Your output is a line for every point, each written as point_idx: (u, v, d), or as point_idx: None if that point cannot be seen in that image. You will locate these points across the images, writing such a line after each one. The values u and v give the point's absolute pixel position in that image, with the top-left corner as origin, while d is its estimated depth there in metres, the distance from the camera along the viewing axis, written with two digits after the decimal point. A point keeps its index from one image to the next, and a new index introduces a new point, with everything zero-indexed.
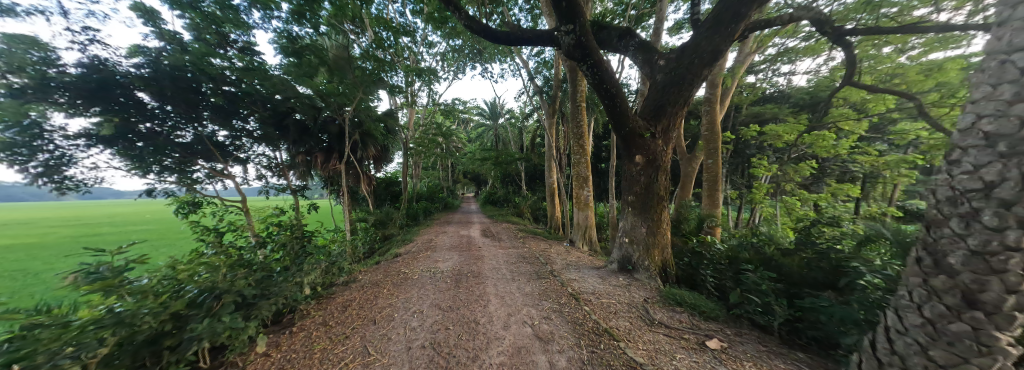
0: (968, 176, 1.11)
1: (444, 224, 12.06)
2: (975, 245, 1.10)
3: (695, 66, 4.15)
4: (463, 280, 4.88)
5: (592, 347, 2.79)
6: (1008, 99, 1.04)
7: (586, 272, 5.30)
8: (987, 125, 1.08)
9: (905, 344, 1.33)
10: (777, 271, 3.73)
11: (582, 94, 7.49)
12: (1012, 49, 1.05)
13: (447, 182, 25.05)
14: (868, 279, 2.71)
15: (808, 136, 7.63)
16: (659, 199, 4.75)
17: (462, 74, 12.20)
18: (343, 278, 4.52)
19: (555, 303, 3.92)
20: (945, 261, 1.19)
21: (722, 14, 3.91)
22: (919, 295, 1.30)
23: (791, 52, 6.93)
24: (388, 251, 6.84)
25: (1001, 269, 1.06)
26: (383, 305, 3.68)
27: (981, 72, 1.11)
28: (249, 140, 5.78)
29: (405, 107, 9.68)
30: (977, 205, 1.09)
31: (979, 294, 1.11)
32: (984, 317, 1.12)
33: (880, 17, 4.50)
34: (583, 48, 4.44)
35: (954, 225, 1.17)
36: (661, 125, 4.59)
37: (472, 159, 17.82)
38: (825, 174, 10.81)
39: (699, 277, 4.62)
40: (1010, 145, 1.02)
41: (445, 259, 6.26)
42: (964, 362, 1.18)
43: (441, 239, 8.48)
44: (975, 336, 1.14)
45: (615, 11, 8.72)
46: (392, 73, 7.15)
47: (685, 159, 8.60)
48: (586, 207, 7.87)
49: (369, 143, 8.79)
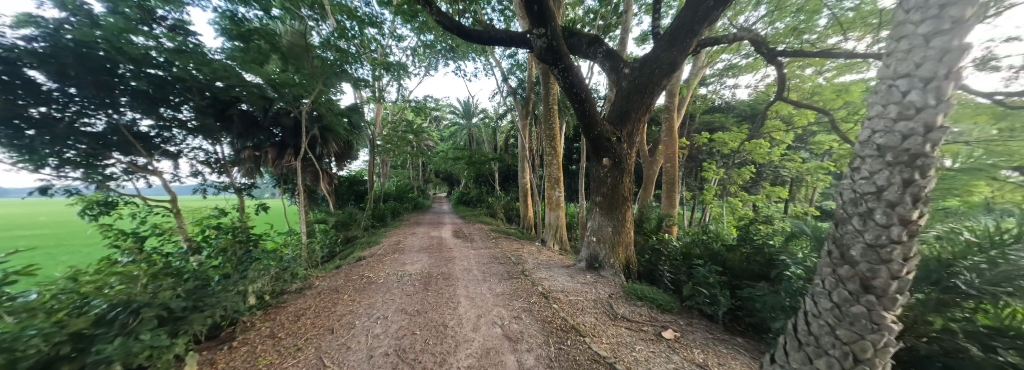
0: (865, 181, 1.32)
1: (414, 225, 11.59)
2: (870, 239, 1.31)
3: (656, 75, 4.44)
4: (432, 283, 4.73)
5: (560, 344, 2.87)
6: (893, 118, 1.25)
7: (556, 271, 5.43)
8: (879, 138, 1.29)
9: (819, 326, 1.55)
10: (723, 266, 4.14)
11: (554, 97, 7.68)
12: (896, 76, 1.26)
13: (417, 182, 24.21)
14: (794, 270, 3.10)
15: (748, 144, 8.61)
16: (624, 200, 5.00)
17: (434, 70, 11.89)
18: (298, 284, 4.16)
19: (526, 302, 3.97)
20: (849, 253, 1.39)
21: (679, 29, 4.22)
22: (828, 283, 1.52)
23: (738, 68, 7.70)
24: (352, 254, 6.43)
25: (888, 259, 1.28)
26: (342, 312, 3.44)
27: (874, 94, 1.33)
28: (182, 131, 5.09)
29: (372, 101, 9.20)
30: (871, 206, 1.30)
31: (873, 280, 1.32)
32: (876, 300, 1.34)
33: (804, 42, 5.21)
34: (554, 52, 4.55)
35: (855, 222, 1.38)
36: (626, 130, 4.84)
37: (444, 158, 17.46)
38: (762, 178, 12.19)
39: (658, 272, 4.95)
40: (895, 156, 1.23)
41: (413, 261, 6.03)
42: (861, 339, 1.40)
43: (410, 241, 8.18)
44: (869, 316, 1.36)
45: (585, 19, 9.09)
46: (358, 65, 6.76)
47: (648, 163, 9.16)
48: (557, 207, 8.08)
49: (330, 139, 8.17)
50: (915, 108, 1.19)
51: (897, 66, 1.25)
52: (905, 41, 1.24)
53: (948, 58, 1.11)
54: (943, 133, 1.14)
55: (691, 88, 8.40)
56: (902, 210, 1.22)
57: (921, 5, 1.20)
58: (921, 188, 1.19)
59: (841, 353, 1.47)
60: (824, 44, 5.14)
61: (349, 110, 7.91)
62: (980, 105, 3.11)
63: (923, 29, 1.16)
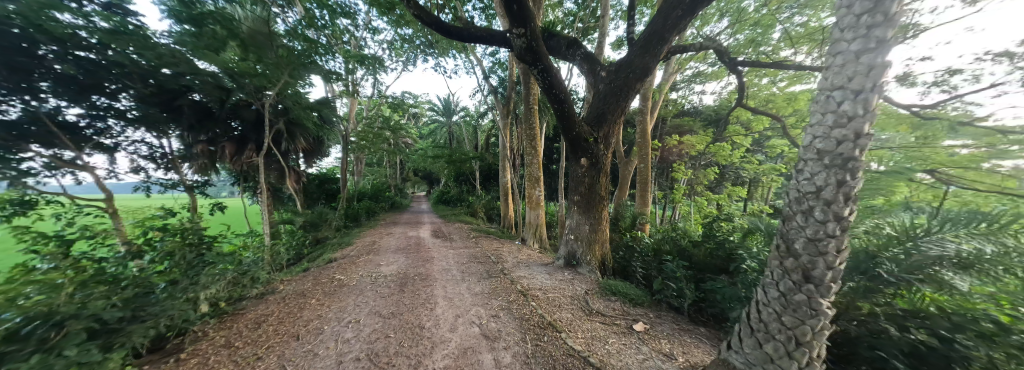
0: (806, 182, 1.47)
1: (390, 226, 11.20)
2: (811, 234, 1.46)
3: (631, 79, 4.62)
4: (409, 284, 4.60)
5: (537, 340, 2.91)
6: (830, 125, 1.40)
7: (535, 269, 5.49)
8: (818, 143, 1.43)
9: (768, 313, 1.70)
10: (689, 261, 4.40)
11: (534, 97, 7.75)
12: (831, 88, 1.41)
13: (395, 180, 23.42)
14: (750, 263, 3.38)
15: (713, 147, 9.22)
16: (601, 199, 5.15)
17: (412, 66, 11.55)
18: (260, 289, 3.87)
19: (504, 301, 3.98)
20: (792, 246, 1.55)
21: (651, 36, 4.40)
22: (775, 274, 1.67)
23: (704, 76, 8.20)
24: (322, 256, 6.11)
25: (823, 251, 1.44)
26: (310, 317, 3.26)
27: (815, 103, 1.47)
28: (120, 122, 4.56)
29: (344, 96, 8.77)
30: (812, 204, 1.45)
31: (812, 270, 1.48)
32: (814, 288, 1.49)
33: (761, 54, 5.68)
34: (534, 53, 4.60)
35: (798, 219, 1.52)
36: (603, 131, 4.99)
37: (422, 156, 17.04)
38: (725, 178, 13.09)
39: (631, 268, 5.17)
40: (832, 159, 1.38)
41: (389, 262, 5.84)
42: (802, 323, 1.56)
43: (386, 242, 7.88)
44: (809, 303, 1.52)
45: (564, 21, 9.26)
46: (329, 57, 6.42)
47: (623, 163, 9.50)
48: (537, 206, 8.18)
49: (297, 134, 7.66)
50: (847, 117, 1.34)
51: (834, 78, 1.39)
52: (839, 56, 1.39)
53: (873, 74, 1.26)
54: (867, 140, 1.30)
55: (663, 92, 8.83)
56: (836, 207, 1.37)
57: (853, 26, 1.35)
58: (852, 188, 1.35)
59: (786, 337, 1.62)
60: (777, 56, 5.62)
61: (319, 104, 7.46)
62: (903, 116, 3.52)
63: (854, 46, 1.31)
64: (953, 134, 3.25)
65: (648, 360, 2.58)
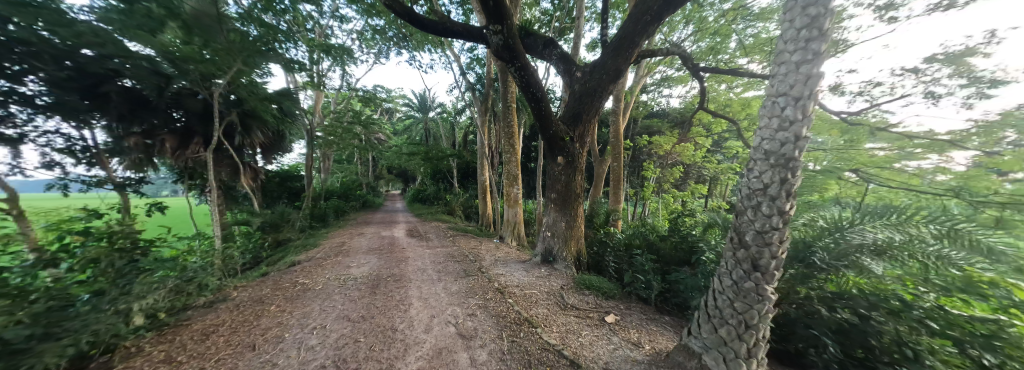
0: (755, 179, 1.62)
1: (361, 225, 10.68)
2: (760, 227, 1.61)
3: (605, 80, 4.77)
4: (381, 286, 4.41)
5: (512, 336, 2.93)
6: (775, 128, 1.54)
7: (513, 266, 5.52)
8: (766, 144, 1.57)
9: (722, 300, 1.85)
10: (657, 254, 4.66)
11: (512, 95, 7.75)
12: (776, 94, 1.56)
13: (366, 178, 22.33)
14: (709, 256, 3.66)
15: (678, 147, 9.81)
16: (576, 196, 5.27)
17: (384, 58, 11.05)
18: (208, 296, 3.51)
19: (481, 299, 3.96)
20: (744, 238, 1.69)
21: (623, 39, 4.56)
22: (728, 264, 1.82)
23: (672, 80, 8.69)
24: (285, 259, 5.68)
25: (769, 242, 1.59)
26: (269, 325, 3.02)
27: (765, 108, 1.61)
28: (27, 109, 3.89)
29: (309, 87, 8.20)
30: (759, 200, 1.60)
31: (760, 260, 1.63)
32: (761, 276, 1.65)
33: (719, 61, 6.13)
34: (511, 50, 4.60)
35: (749, 213, 1.66)
36: (578, 130, 5.11)
37: (396, 153, 16.42)
38: (689, 176, 13.99)
39: (604, 262, 5.36)
40: (776, 159, 1.53)
41: (359, 264, 5.57)
42: (751, 308, 1.71)
43: (356, 242, 7.50)
44: (756, 289, 1.68)
45: (541, 20, 9.36)
46: (290, 45, 5.95)
47: (598, 162, 9.81)
48: (515, 204, 8.20)
49: (254, 127, 6.98)
50: (789, 122, 1.49)
51: (778, 86, 1.54)
52: (783, 65, 1.53)
53: (810, 83, 1.41)
54: (802, 142, 1.46)
55: (634, 94, 9.23)
56: (780, 203, 1.52)
57: (794, 38, 1.49)
58: (792, 185, 1.50)
59: (736, 321, 1.79)
60: (734, 64, 6.10)
61: (278, 95, 6.87)
62: (834, 122, 4.05)
63: (795, 57, 1.45)
64: (873, 139, 3.73)
65: (618, 349, 2.70)
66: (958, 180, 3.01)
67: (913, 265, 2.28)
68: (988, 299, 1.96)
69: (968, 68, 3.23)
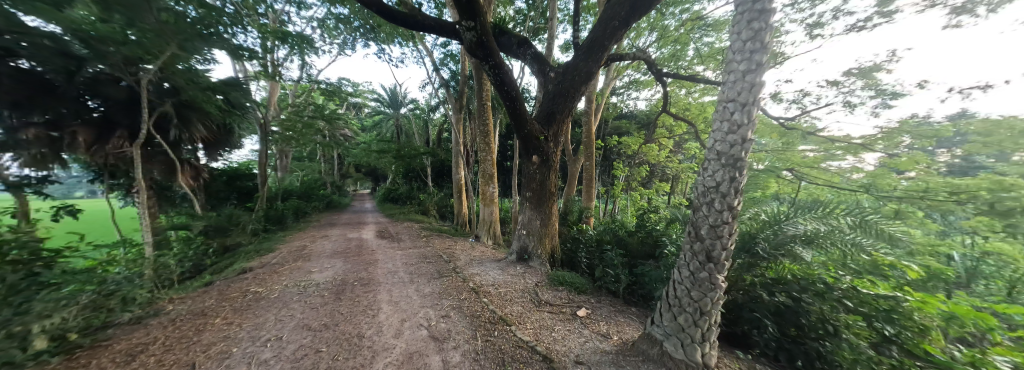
0: (708, 178, 1.76)
1: (326, 228, 10.01)
2: (713, 222, 1.75)
3: (576, 82, 4.90)
4: (347, 292, 4.16)
5: (487, 336, 2.91)
6: (725, 131, 1.68)
7: (488, 265, 5.49)
8: (717, 145, 1.71)
9: (682, 290, 2.00)
10: (625, 249, 4.89)
11: (487, 94, 7.69)
12: (725, 100, 1.70)
13: (332, 177, 20.96)
14: (671, 249, 3.92)
15: (645, 147, 10.38)
16: (551, 194, 5.35)
17: (350, 49, 10.42)
18: (135, 312, 3.05)
19: (456, 299, 3.90)
20: (699, 231, 1.83)
21: (594, 42, 4.71)
22: (686, 256, 1.96)
23: (639, 84, 9.16)
24: (235, 265, 5.16)
25: (719, 235, 1.74)
26: (214, 340, 2.72)
27: (718, 113, 1.74)
28: None
29: (262, 77, 7.49)
30: (713, 197, 1.74)
31: (713, 252, 1.78)
32: (714, 266, 1.80)
33: (680, 68, 6.60)
34: (484, 48, 4.57)
35: (705, 209, 1.80)
36: (552, 129, 5.20)
37: (365, 150, 15.61)
38: (655, 175, 14.86)
39: (576, 258, 5.52)
40: (726, 159, 1.67)
41: (323, 268, 5.22)
42: (705, 295, 1.87)
43: (320, 246, 7.01)
44: (710, 279, 1.83)
45: (515, 19, 9.39)
46: (238, 29, 5.37)
47: (572, 161, 10.08)
48: (491, 202, 8.16)
49: (193, 119, 6.19)
50: (737, 125, 1.64)
51: (728, 92, 1.68)
52: (731, 74, 1.68)
53: (755, 91, 1.55)
54: (746, 144, 1.62)
55: (605, 96, 9.60)
56: (729, 199, 1.67)
57: (741, 49, 1.63)
58: (739, 183, 1.66)
59: (694, 308, 1.94)
60: (693, 71, 6.59)
61: (226, 85, 6.15)
62: (775, 127, 4.48)
63: (741, 67, 1.59)
64: (805, 141, 4.17)
65: (589, 342, 2.80)
66: (870, 178, 3.57)
67: (835, 251, 2.65)
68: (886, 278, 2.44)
69: (876, 82, 3.77)
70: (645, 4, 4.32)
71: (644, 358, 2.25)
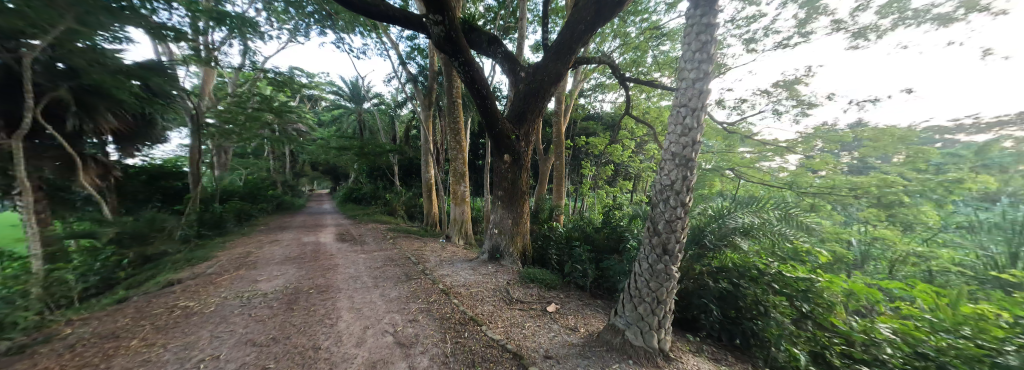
0: (664, 176, 1.87)
1: (278, 231, 9.12)
2: (668, 218, 1.87)
3: (546, 83, 4.96)
4: (301, 301, 3.80)
5: (457, 337, 2.83)
6: (678, 134, 1.80)
7: (458, 266, 5.38)
8: (672, 147, 1.83)
9: (641, 281, 2.11)
10: (592, 244, 5.09)
11: (457, 91, 7.50)
12: (679, 105, 1.81)
13: (284, 176, 19.13)
14: (633, 243, 4.16)
15: (610, 147, 10.89)
16: (522, 193, 5.36)
17: (303, 37, 9.55)
18: (15, 340, 2.47)
19: (424, 302, 3.76)
20: (657, 226, 1.94)
21: (563, 44, 4.79)
22: (646, 250, 2.06)
23: (605, 86, 9.56)
24: (160, 276, 4.47)
25: (674, 229, 1.87)
26: (129, 365, 2.31)
27: (674, 117, 1.85)
28: None
29: (194, 62, 6.56)
30: (668, 195, 1.86)
31: (670, 245, 1.90)
32: (669, 258, 1.94)
33: (640, 73, 7.00)
34: (453, 43, 4.46)
35: (661, 206, 1.91)
36: (523, 128, 5.22)
37: (322, 147, 14.47)
38: (619, 174, 15.66)
39: (547, 255, 5.62)
40: (679, 160, 1.80)
41: (273, 276, 4.73)
42: (663, 284, 2.01)
43: (269, 251, 6.35)
44: (666, 269, 1.97)
45: (485, 17, 9.28)
46: (159, 4, 4.61)
47: (543, 159, 10.24)
48: (462, 202, 7.97)
49: (99, 107, 5.20)
50: (688, 129, 1.76)
51: (681, 97, 1.79)
52: (684, 81, 1.79)
53: (703, 97, 1.68)
54: (696, 146, 1.75)
55: (573, 97, 9.89)
56: (682, 196, 1.80)
57: (691, 58, 1.75)
58: (690, 181, 1.79)
59: (652, 298, 2.07)
60: (652, 76, 7.02)
61: (144, 69, 5.28)
62: (719, 131, 4.89)
63: (692, 74, 1.71)
64: (743, 144, 4.65)
65: (558, 336, 2.85)
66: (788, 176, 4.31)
67: (766, 240, 3.00)
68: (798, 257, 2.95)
69: (797, 93, 4.30)
70: (609, 9, 4.49)
71: (608, 348, 2.36)
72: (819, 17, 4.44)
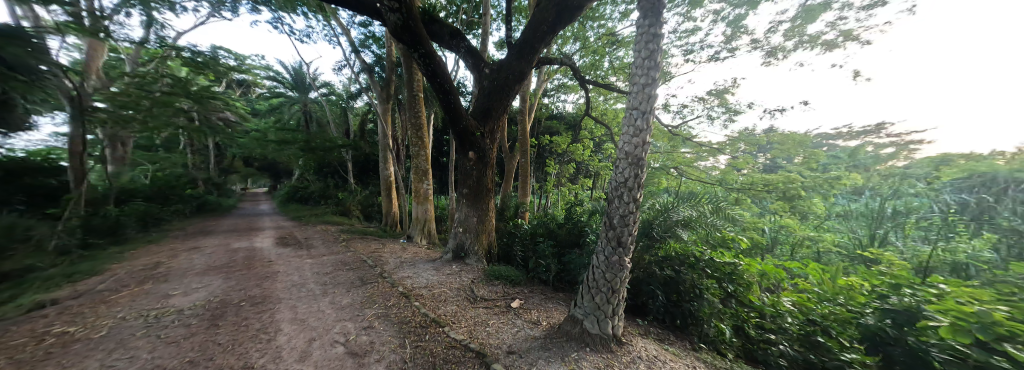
0: (619, 175, 1.96)
1: (200, 237, 7.84)
2: (622, 213, 1.98)
3: (510, 80, 4.93)
4: (228, 315, 3.29)
5: (416, 341, 2.69)
6: (631, 136, 1.89)
7: (420, 267, 5.15)
8: (626, 147, 1.93)
9: (598, 272, 2.20)
10: (555, 240, 5.22)
11: (418, 84, 7.14)
12: (632, 107, 1.91)
13: (209, 173, 16.51)
14: (592, 237, 4.36)
15: (572, 146, 11.32)
16: (488, 191, 5.28)
17: (232, 13, 8.28)
18: None
19: (381, 307, 3.52)
20: (612, 221, 2.03)
21: (526, 42, 4.79)
22: (603, 243, 2.15)
23: (566, 87, 9.88)
24: (23, 297, 3.53)
25: (626, 223, 1.98)
26: None
27: (628, 119, 1.93)
28: None
29: (74, 31, 5.27)
30: (623, 192, 1.95)
31: (624, 237, 2.01)
32: (623, 250, 2.05)
33: (599, 75, 7.37)
34: (412, 34, 4.23)
35: (617, 202, 2.00)
36: (488, 126, 5.14)
37: (259, 140, 12.77)
38: (580, 172, 16.35)
39: (512, 252, 5.65)
40: (632, 159, 1.90)
41: (192, 289, 4.04)
42: (617, 274, 2.13)
43: (187, 261, 5.41)
44: (619, 260, 2.09)
45: (447, 9, 8.93)
46: None
47: (508, 157, 10.23)
48: (424, 200, 7.63)
49: None
50: (640, 130, 1.86)
51: (634, 101, 1.89)
52: (635, 86, 1.89)
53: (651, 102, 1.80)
54: (645, 146, 1.88)
55: (536, 97, 10.05)
56: (633, 192, 1.92)
57: (642, 65, 1.85)
58: (641, 179, 1.92)
59: (609, 287, 2.18)
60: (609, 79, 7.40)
61: None
62: (665, 132, 5.21)
63: (642, 80, 1.81)
64: (685, 145, 5.11)
65: (520, 331, 2.87)
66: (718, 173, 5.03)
67: (702, 231, 3.35)
68: (725, 243, 3.36)
69: (726, 101, 4.88)
70: (570, 12, 4.61)
71: (568, 338, 2.43)
72: (742, 36, 5.06)
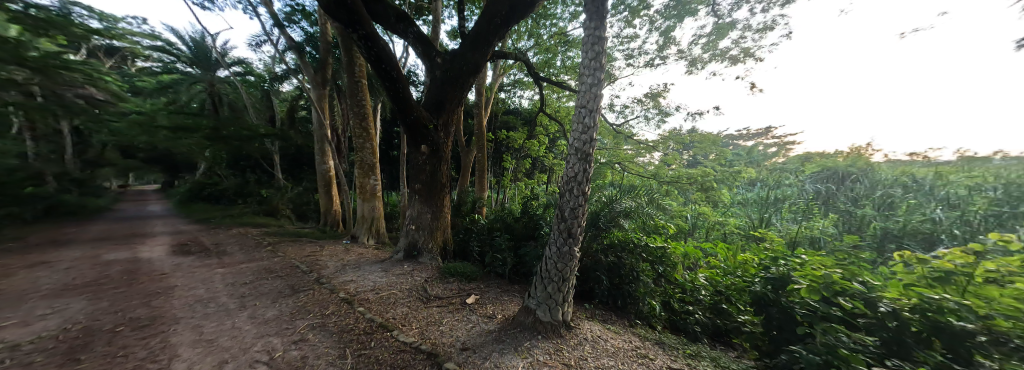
0: (570, 170, 2.02)
1: (52, 249, 6.02)
2: (572, 206, 2.06)
3: (463, 72, 4.74)
4: (96, 346, 2.57)
5: (359, 350, 2.45)
6: (580, 133, 1.97)
7: (366, 269, 4.74)
8: (575, 143, 1.99)
9: (550, 262, 2.27)
10: (511, 233, 5.25)
11: (360, 68, 6.47)
12: (581, 106, 1.98)
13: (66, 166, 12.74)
14: (547, 230, 4.50)
15: (526, 141, 11.55)
16: (442, 187, 5.05)
17: None
18: None
19: (318, 317, 3.14)
20: (564, 213, 2.10)
21: (480, 33, 4.65)
22: (555, 235, 2.21)
23: (521, 83, 9.97)
24: None
25: (574, 215, 2.07)
26: None
27: (579, 116, 1.98)
28: None
29: None
30: (572, 187, 2.04)
31: (573, 228, 2.10)
32: (572, 239, 2.14)
33: (552, 73, 7.57)
34: (350, 11, 3.79)
35: (569, 197, 2.06)
36: (441, 118, 4.91)
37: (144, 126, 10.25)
38: (534, 167, 16.84)
39: (468, 248, 5.54)
40: (582, 154, 1.99)
41: (38, 318, 3.06)
42: (566, 262, 2.22)
43: (30, 282, 4.10)
44: (569, 250, 2.17)
45: None
46: None
47: (464, 151, 9.94)
48: (372, 197, 7.00)
49: None
50: (588, 128, 1.95)
51: (584, 100, 1.95)
52: (585, 87, 1.95)
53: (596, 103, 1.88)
54: (593, 143, 1.98)
55: (491, 90, 9.92)
56: (582, 187, 2.02)
57: (590, 65, 1.92)
58: (589, 173, 2.02)
59: (560, 276, 2.26)
60: (561, 77, 7.65)
61: None
62: (610, 130, 5.61)
63: (590, 80, 1.88)
64: (626, 142, 5.56)
65: (475, 326, 2.84)
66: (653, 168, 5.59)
67: (641, 221, 3.70)
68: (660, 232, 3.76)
69: (659, 103, 5.44)
70: (523, 7, 4.59)
71: (521, 328, 2.46)
72: (671, 46, 5.65)
